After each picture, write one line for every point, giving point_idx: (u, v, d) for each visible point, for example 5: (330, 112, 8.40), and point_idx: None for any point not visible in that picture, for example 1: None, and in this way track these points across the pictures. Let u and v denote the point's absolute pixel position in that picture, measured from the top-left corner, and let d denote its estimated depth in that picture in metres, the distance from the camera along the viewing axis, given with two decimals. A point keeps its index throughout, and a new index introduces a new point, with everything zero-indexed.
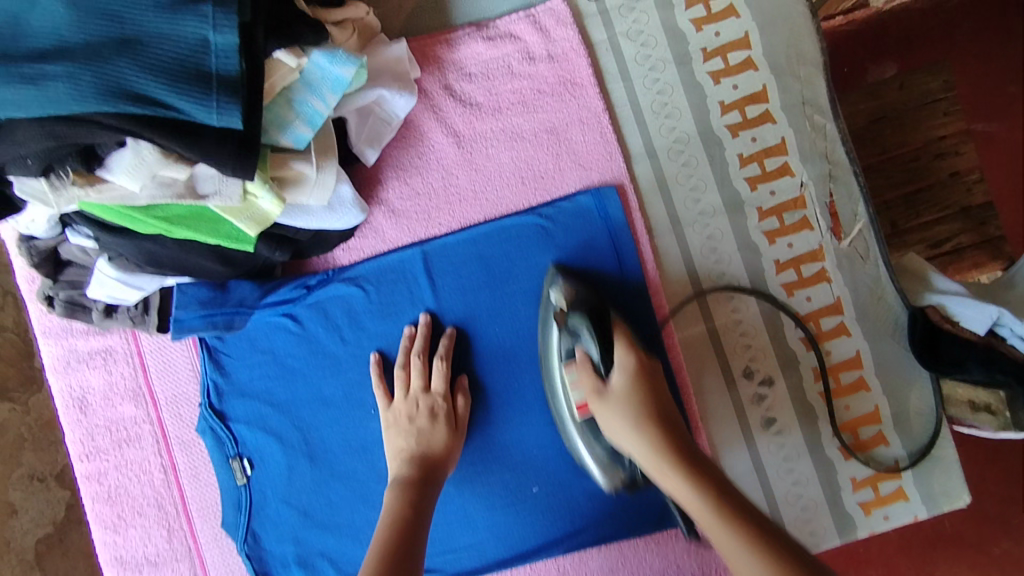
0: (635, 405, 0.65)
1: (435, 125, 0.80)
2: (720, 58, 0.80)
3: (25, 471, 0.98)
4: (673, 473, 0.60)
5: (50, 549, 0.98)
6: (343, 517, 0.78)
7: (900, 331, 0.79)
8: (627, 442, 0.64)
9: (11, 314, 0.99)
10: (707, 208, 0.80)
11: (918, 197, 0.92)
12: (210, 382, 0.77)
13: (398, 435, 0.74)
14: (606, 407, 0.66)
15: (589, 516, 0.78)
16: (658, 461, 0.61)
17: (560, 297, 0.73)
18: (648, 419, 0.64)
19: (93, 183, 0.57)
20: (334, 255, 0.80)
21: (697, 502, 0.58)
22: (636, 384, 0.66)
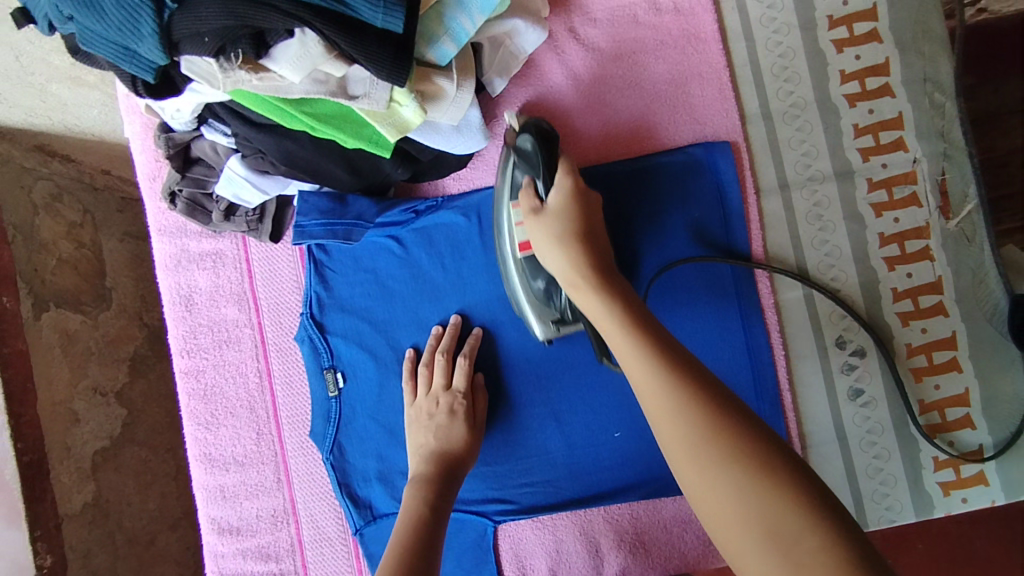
0: (565, 221, 0.64)
1: (556, 65, 0.81)
2: (845, 27, 0.80)
3: (90, 383, 1.00)
4: (623, 335, 0.55)
5: (105, 462, 0.99)
6: None
7: (998, 316, 0.77)
8: (551, 257, 0.64)
9: (89, 233, 1.04)
10: (817, 174, 0.80)
11: (1002, 203, 0.94)
12: (314, 293, 0.79)
13: (420, 431, 0.75)
14: (539, 219, 0.65)
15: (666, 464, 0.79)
16: (579, 280, 0.61)
17: (513, 121, 0.70)
18: (579, 243, 0.63)
19: (257, 71, 0.59)
20: (444, 183, 0.81)
21: (625, 347, 0.55)
22: (574, 210, 0.65)
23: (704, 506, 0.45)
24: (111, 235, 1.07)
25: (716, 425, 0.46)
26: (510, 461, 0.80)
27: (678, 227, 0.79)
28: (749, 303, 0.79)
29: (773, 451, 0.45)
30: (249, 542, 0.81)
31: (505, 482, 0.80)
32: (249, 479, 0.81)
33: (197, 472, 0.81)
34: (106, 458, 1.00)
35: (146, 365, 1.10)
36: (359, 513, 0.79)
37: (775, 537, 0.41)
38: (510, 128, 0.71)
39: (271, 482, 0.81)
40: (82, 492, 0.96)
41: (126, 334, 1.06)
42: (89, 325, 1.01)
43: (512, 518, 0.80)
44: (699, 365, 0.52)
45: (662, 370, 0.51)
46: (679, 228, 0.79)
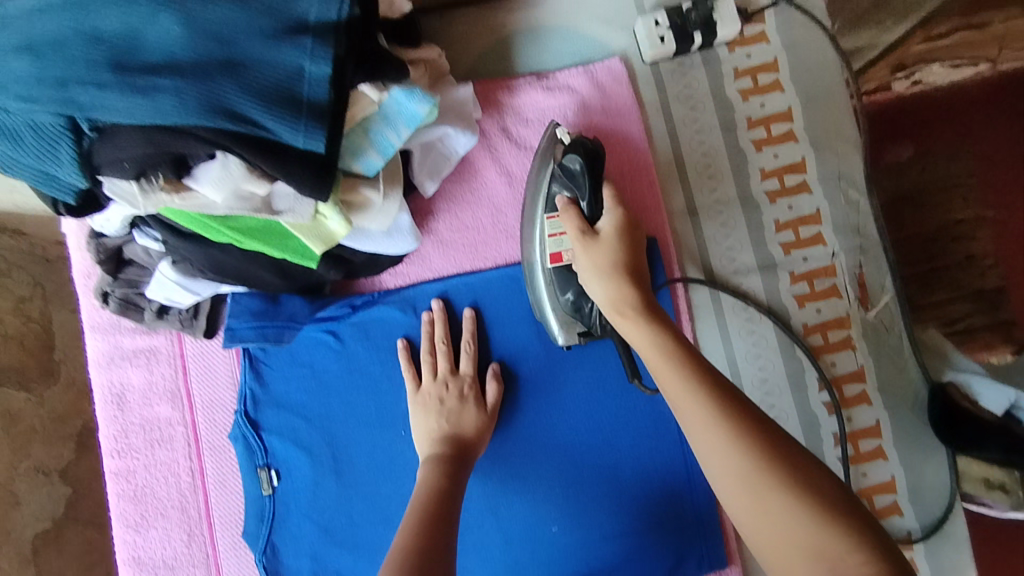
0: (622, 254, 0.63)
1: (490, 164, 0.84)
2: (763, 128, 0.84)
3: (33, 464, 0.98)
4: (668, 364, 0.55)
5: (47, 545, 0.98)
6: (363, 535, 0.78)
7: (919, 404, 0.81)
8: (594, 285, 0.63)
9: (38, 306, 1.01)
10: (741, 267, 0.83)
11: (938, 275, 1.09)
12: (248, 391, 0.79)
13: (429, 417, 0.76)
14: (593, 245, 0.63)
15: (601, 557, 0.78)
16: (623, 304, 0.60)
17: (563, 137, 0.70)
18: (627, 270, 0.62)
19: (179, 190, 0.61)
20: (381, 278, 0.83)
21: (671, 372, 0.54)
22: (623, 240, 0.63)
23: (754, 528, 0.47)
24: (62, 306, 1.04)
25: (772, 467, 0.47)
26: None
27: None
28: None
29: (817, 476, 0.47)
30: None
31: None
32: None
33: None
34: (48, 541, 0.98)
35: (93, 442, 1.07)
36: None
37: (823, 559, 0.43)
38: (558, 142, 0.70)
39: None
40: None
41: (71, 411, 1.04)
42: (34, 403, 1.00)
43: None
44: (740, 393, 0.53)
45: (714, 410, 0.51)
46: None
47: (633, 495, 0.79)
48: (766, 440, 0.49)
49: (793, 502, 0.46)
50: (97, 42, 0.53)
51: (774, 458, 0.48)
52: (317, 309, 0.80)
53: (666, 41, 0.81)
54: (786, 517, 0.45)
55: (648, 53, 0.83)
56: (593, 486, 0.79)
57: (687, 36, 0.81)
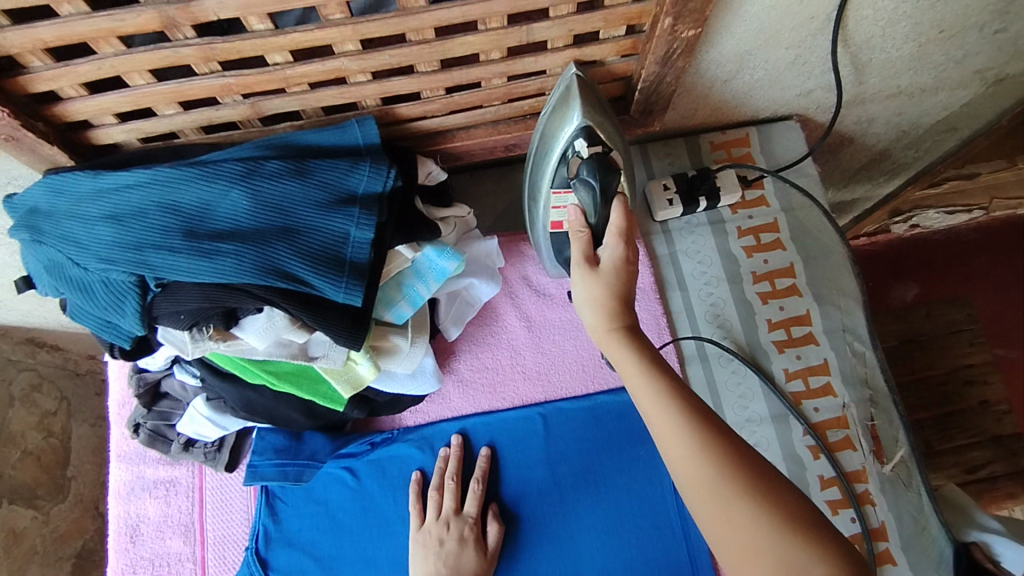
0: (617, 286, 0.62)
1: (510, 308, 0.89)
2: (767, 282, 0.90)
3: None
4: (644, 379, 0.56)
5: None
6: None
7: (944, 565, 0.79)
8: (584, 311, 0.63)
9: (59, 421, 1.19)
10: (754, 416, 0.85)
11: (953, 420, 1.21)
12: (262, 527, 0.79)
13: (427, 558, 0.76)
14: (587, 275, 0.63)
15: None
16: (610, 330, 0.61)
17: (580, 150, 0.68)
18: (616, 299, 0.61)
19: (226, 338, 0.66)
20: (401, 416, 0.85)
21: (643, 385, 0.56)
22: (617, 274, 0.62)
23: (724, 541, 0.48)
24: (82, 420, 1.23)
25: (738, 479, 0.49)
26: None
27: (621, 464, 0.83)
28: (698, 547, 0.81)
29: (784, 492, 0.48)
30: None
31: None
32: None
33: None
34: None
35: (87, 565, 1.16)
36: None
37: (786, 568, 0.45)
38: (574, 150, 0.68)
39: None
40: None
41: (66, 532, 1.16)
42: (39, 519, 1.12)
43: None
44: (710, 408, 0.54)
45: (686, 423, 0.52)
46: (626, 467, 0.83)
47: None
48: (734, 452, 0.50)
49: (758, 514, 0.47)
50: (172, 212, 0.61)
51: (741, 473, 0.49)
52: (336, 445, 0.81)
53: (675, 203, 0.90)
54: (751, 525, 0.47)
55: (659, 213, 0.91)
56: None
57: (693, 200, 0.89)
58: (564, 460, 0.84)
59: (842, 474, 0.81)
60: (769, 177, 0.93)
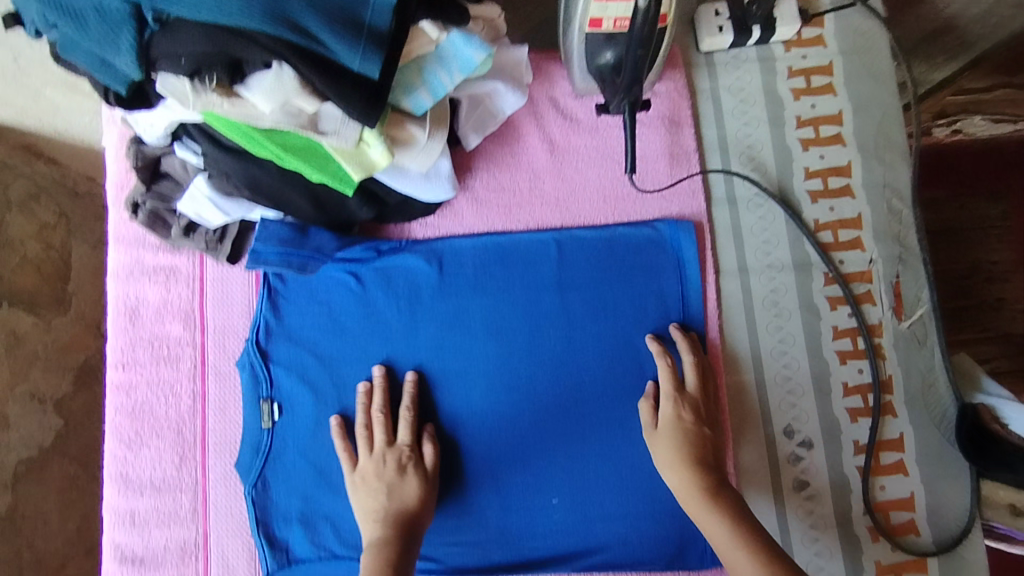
0: (684, 445, 0.72)
1: (534, 130, 0.83)
2: (812, 128, 0.84)
3: (29, 389, 1.05)
4: (670, 453, 0.72)
5: (29, 473, 1.04)
6: None
7: (947, 422, 0.78)
8: (669, 472, 0.72)
9: (59, 235, 1.09)
10: (776, 262, 0.81)
11: (965, 313, 1.18)
12: (263, 320, 0.78)
13: (367, 496, 0.72)
14: (654, 437, 0.74)
15: (603, 537, 0.76)
16: (693, 502, 0.70)
17: None
18: (696, 462, 0.71)
19: (229, 96, 0.60)
20: (410, 227, 0.82)
21: (664, 446, 0.73)
22: (686, 438, 0.72)
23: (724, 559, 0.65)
24: (82, 241, 1.11)
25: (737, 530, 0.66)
26: (445, 515, 0.76)
27: (634, 298, 0.80)
28: None
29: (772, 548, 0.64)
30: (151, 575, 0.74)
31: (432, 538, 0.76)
32: (163, 506, 0.75)
33: (110, 491, 0.76)
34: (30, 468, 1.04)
35: (92, 378, 1.13)
36: (273, 554, 0.74)
37: None
38: None
39: (186, 511, 0.75)
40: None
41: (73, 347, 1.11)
42: (40, 328, 1.07)
43: None
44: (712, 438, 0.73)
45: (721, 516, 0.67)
46: (644, 302, 0.80)
47: (642, 481, 0.76)
48: (760, 548, 0.64)
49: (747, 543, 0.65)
50: None
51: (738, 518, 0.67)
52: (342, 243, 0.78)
53: (725, 31, 0.82)
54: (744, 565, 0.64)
55: (704, 41, 0.83)
56: (595, 458, 0.77)
57: (746, 28, 0.82)
58: (573, 288, 0.80)
59: (863, 324, 0.80)
60: (858, 4, 0.85)
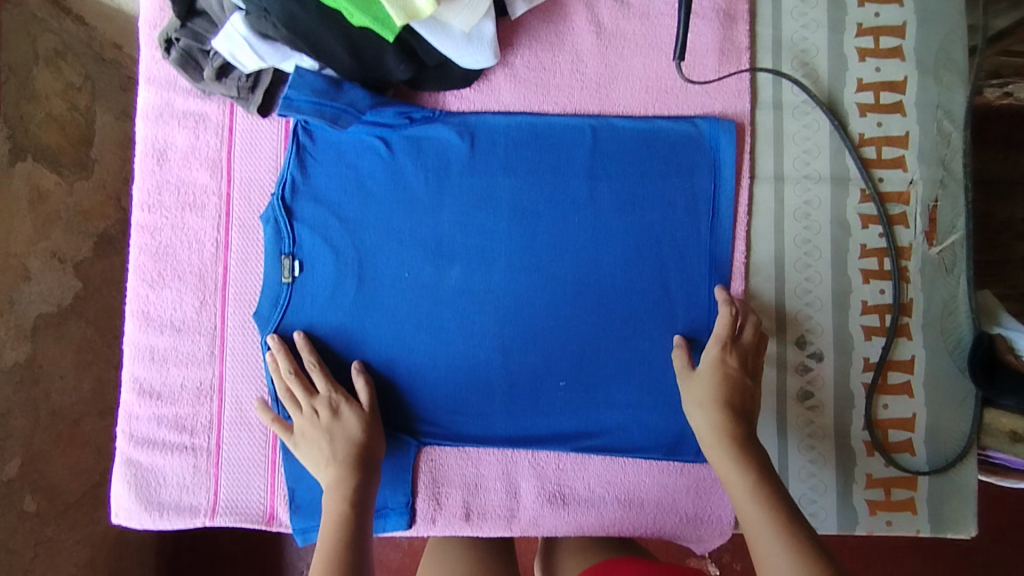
0: (720, 390, 0.69)
1: (582, 9, 0.80)
2: (871, 38, 0.80)
3: (50, 246, 1.07)
4: (708, 395, 0.70)
5: (46, 327, 1.07)
6: (371, 345, 0.77)
7: (960, 350, 0.78)
8: (698, 415, 0.70)
9: (84, 97, 1.14)
10: (813, 174, 0.79)
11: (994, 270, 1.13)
12: (290, 176, 0.77)
13: (312, 448, 0.72)
14: (689, 380, 0.72)
15: (605, 422, 0.77)
16: (717, 444, 0.67)
17: None
18: (725, 407, 0.68)
19: None
20: (444, 98, 0.80)
21: (702, 390, 0.70)
22: (723, 381, 0.70)
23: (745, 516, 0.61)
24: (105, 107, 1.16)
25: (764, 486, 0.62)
26: (452, 385, 0.77)
27: (666, 193, 0.78)
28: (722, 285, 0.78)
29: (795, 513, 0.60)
30: (168, 410, 0.77)
31: (437, 405, 0.77)
32: (181, 347, 0.77)
33: (131, 327, 0.77)
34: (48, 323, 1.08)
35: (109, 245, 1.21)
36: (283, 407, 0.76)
37: None
38: None
39: (204, 354, 0.77)
40: (13, 351, 1.01)
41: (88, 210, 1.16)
42: (63, 188, 1.11)
43: (439, 443, 0.77)
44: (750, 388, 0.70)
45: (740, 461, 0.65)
46: (675, 199, 0.77)
47: (652, 375, 0.77)
48: (770, 494, 0.62)
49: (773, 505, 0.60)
50: None
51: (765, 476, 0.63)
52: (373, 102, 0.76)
53: None
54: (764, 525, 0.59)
55: None
56: (607, 347, 0.77)
57: None
58: (603, 176, 0.78)
59: (892, 244, 0.79)
60: None
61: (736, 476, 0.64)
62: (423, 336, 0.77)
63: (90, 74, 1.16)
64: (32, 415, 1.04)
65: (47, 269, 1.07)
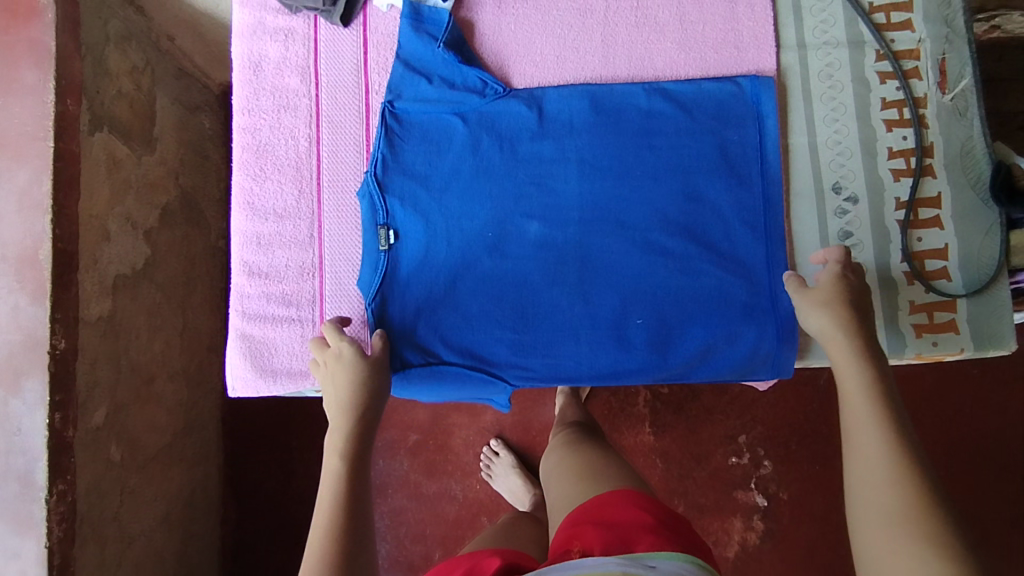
0: (839, 290, 0.74)
1: None
2: None
3: (124, 213, 1.24)
4: (825, 294, 0.74)
5: (124, 287, 1.23)
6: (468, 301, 0.84)
7: (981, 183, 0.86)
8: (814, 319, 0.75)
9: (145, 79, 1.34)
10: (831, 40, 0.89)
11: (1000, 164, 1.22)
12: (381, 154, 0.86)
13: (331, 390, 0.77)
14: (806, 293, 0.76)
15: (681, 342, 0.83)
16: (838, 338, 0.72)
17: None
18: (840, 308, 0.73)
19: None
20: (511, 68, 0.89)
21: (823, 288, 0.75)
22: (839, 284, 0.75)
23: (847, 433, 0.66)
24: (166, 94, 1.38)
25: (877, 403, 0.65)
26: (541, 331, 0.84)
27: (713, 134, 0.87)
28: (772, 174, 0.86)
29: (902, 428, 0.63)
30: (275, 287, 0.85)
31: (534, 350, 0.84)
32: (284, 231, 0.86)
33: (239, 217, 0.87)
34: (125, 281, 1.24)
35: (169, 218, 1.40)
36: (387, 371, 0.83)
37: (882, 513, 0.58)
38: None
39: (304, 236, 0.86)
40: (99, 305, 1.15)
41: (149, 180, 1.34)
42: (133, 159, 1.29)
43: (527, 383, 0.84)
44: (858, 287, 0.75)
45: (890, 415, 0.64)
46: (719, 141, 0.87)
47: (722, 296, 0.83)
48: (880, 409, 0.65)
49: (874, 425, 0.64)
50: None
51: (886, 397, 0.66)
52: (447, 32, 0.87)
53: None
54: (869, 445, 0.63)
55: None
56: (683, 284, 0.84)
57: None
58: (662, 131, 0.87)
59: (909, 95, 0.88)
60: None
61: (863, 418, 0.65)
62: (520, 285, 0.84)
63: (150, 60, 1.35)
64: (115, 367, 1.19)
65: (123, 234, 1.24)
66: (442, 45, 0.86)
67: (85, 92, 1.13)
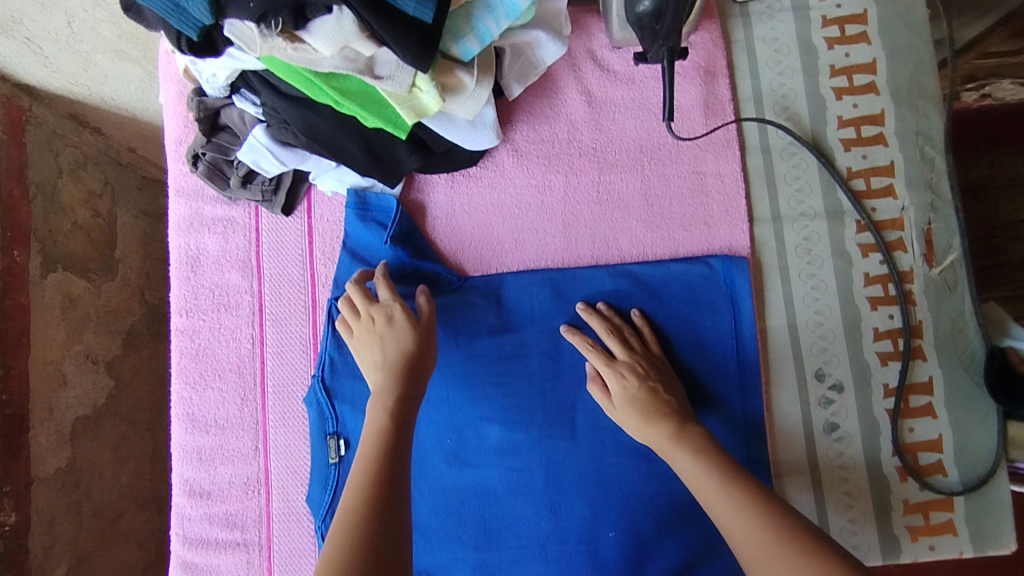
0: (627, 383, 0.73)
1: (572, 81, 0.85)
2: (845, 77, 0.84)
3: (83, 350, 1.05)
4: (614, 386, 0.74)
5: (84, 430, 1.04)
6: (426, 516, 0.80)
7: (975, 366, 0.80)
8: (635, 431, 0.71)
9: (106, 204, 1.10)
10: (809, 210, 0.83)
11: None
12: (328, 356, 0.79)
13: (369, 350, 0.70)
14: (618, 406, 0.73)
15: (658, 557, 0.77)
16: (659, 439, 0.68)
17: None
18: (647, 411, 0.70)
19: (293, 41, 0.57)
20: (466, 253, 0.83)
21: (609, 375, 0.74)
22: (632, 380, 0.73)
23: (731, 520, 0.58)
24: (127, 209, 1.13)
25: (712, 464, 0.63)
26: (502, 550, 0.79)
27: (685, 322, 0.81)
28: (748, 360, 0.80)
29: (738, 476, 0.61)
30: (217, 508, 0.80)
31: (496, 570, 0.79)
32: (227, 444, 0.81)
33: (178, 430, 0.82)
34: (87, 425, 1.05)
35: (139, 344, 1.15)
36: None
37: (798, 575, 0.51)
38: None
39: (248, 450, 0.80)
40: (56, 457, 0.99)
41: (121, 305, 1.13)
42: (92, 291, 1.07)
43: None
44: (650, 364, 0.76)
45: (705, 471, 0.62)
46: (693, 328, 0.81)
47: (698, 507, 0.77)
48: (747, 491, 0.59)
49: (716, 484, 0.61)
50: None
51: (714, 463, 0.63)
52: (395, 223, 0.81)
53: None
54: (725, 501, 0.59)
55: None
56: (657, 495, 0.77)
57: None
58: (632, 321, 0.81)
59: (894, 270, 0.81)
60: None
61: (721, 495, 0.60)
62: (480, 499, 0.79)
63: (109, 181, 1.11)
64: (75, 520, 1.02)
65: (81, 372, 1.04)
66: (390, 239, 0.80)
67: (34, 234, 0.99)
